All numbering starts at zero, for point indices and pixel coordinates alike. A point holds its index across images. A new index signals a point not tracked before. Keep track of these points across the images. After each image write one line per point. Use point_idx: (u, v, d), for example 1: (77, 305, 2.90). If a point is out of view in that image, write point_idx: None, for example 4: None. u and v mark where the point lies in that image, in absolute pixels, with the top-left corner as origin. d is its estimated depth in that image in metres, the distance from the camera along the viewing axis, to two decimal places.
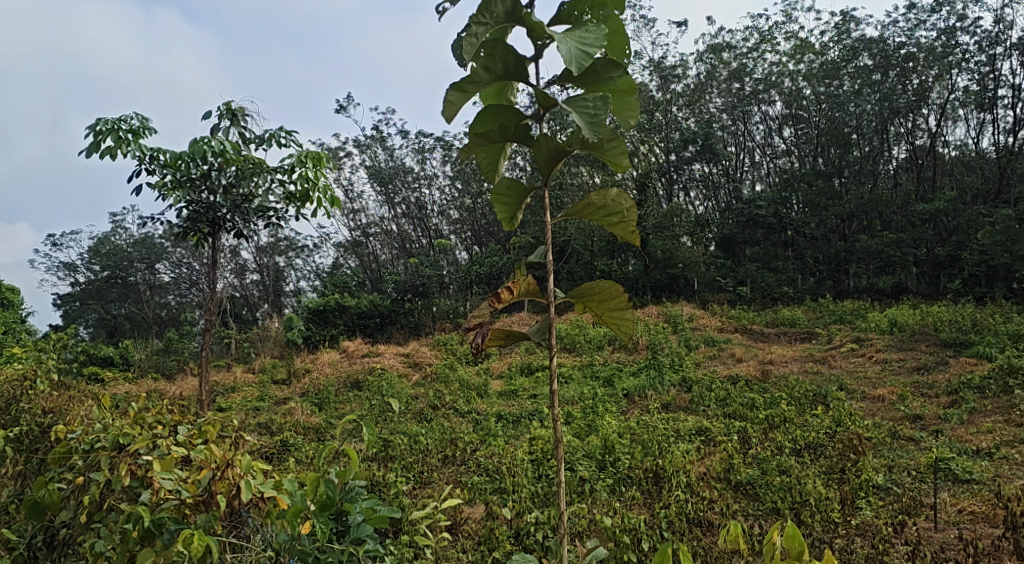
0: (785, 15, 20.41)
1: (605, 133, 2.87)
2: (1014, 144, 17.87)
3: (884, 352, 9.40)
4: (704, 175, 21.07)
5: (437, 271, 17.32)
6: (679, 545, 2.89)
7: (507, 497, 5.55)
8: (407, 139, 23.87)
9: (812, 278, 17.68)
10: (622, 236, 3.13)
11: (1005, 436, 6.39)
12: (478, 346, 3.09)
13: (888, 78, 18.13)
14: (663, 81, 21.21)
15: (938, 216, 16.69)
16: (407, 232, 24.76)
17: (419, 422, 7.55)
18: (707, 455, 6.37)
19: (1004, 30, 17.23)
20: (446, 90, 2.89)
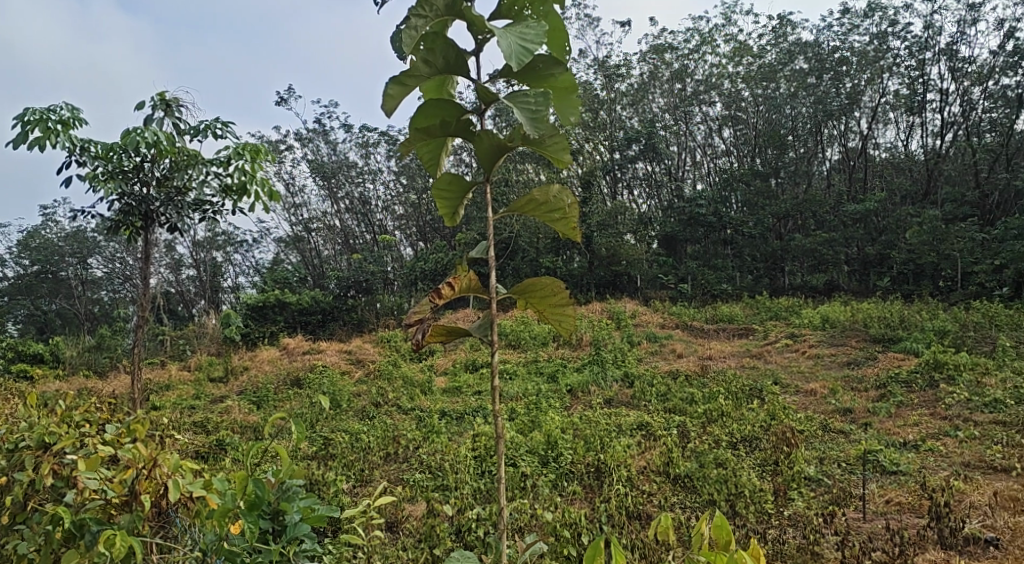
0: (724, 18, 20.72)
1: (546, 129, 2.89)
2: (941, 148, 18.58)
3: (817, 348, 9.67)
4: (647, 173, 21.35)
5: (381, 267, 17.19)
6: (608, 541, 3.01)
7: (450, 494, 5.57)
8: (351, 134, 23.63)
9: (751, 275, 18.12)
10: (564, 232, 3.16)
11: (930, 428, 6.64)
12: (419, 342, 3.12)
13: (823, 82, 18.60)
14: (607, 80, 21.17)
15: (869, 216, 17.23)
16: (351, 228, 24.46)
17: (361, 420, 7.46)
18: (648, 450, 6.47)
19: (933, 36, 17.85)
20: (386, 84, 2.90)
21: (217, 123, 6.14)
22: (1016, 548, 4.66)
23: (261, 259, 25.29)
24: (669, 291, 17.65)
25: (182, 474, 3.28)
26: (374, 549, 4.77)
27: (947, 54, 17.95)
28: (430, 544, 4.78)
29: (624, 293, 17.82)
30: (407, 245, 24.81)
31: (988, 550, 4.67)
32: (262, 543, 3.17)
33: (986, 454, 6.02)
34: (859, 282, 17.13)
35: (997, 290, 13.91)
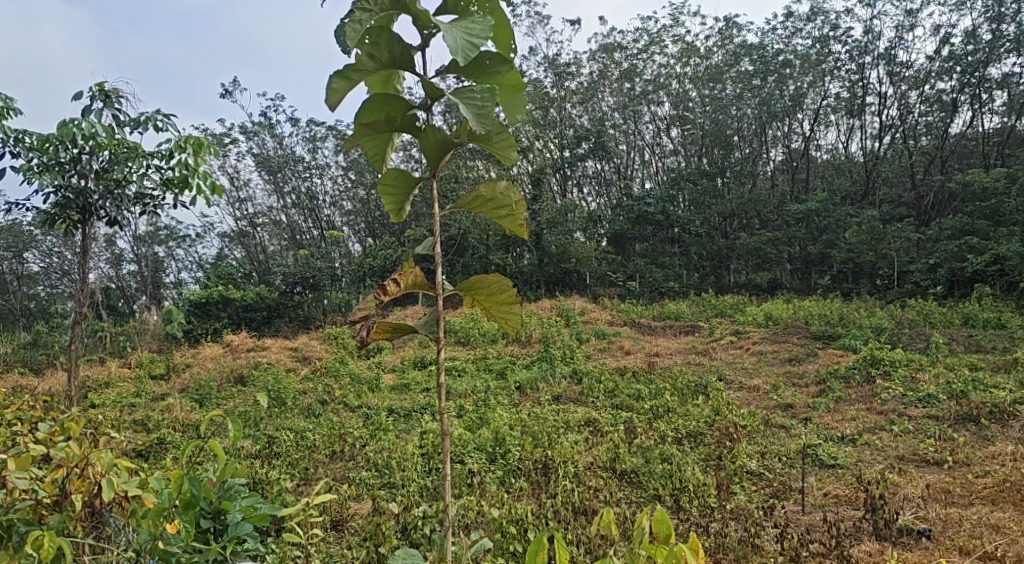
0: (673, 19, 20.95)
1: (493, 125, 2.88)
2: (879, 149, 18.97)
3: (760, 344, 9.85)
4: (597, 172, 21.61)
5: (328, 263, 17.05)
6: (552, 537, 3.29)
7: (396, 492, 5.56)
8: (298, 127, 23.32)
9: (697, 273, 18.45)
10: (510, 228, 3.18)
11: (867, 423, 6.83)
12: (364, 340, 3.11)
13: (767, 83, 19.07)
14: (557, 78, 21.35)
15: (811, 216, 17.64)
16: (297, 223, 24.15)
17: (307, 418, 7.40)
18: (595, 445, 6.51)
19: (873, 40, 18.41)
20: (330, 77, 2.86)
21: (158, 115, 6.00)
22: (945, 538, 4.82)
23: (204, 254, 25.06)
24: (618, 287, 17.83)
25: (117, 473, 3.25)
26: (315, 548, 4.69)
27: (886, 59, 18.47)
28: (377, 543, 4.70)
29: (573, 291, 17.92)
30: (356, 241, 24.61)
31: (920, 541, 4.82)
32: (201, 541, 3.13)
33: (919, 447, 6.22)
34: (801, 281, 17.56)
35: (931, 289, 14.45)
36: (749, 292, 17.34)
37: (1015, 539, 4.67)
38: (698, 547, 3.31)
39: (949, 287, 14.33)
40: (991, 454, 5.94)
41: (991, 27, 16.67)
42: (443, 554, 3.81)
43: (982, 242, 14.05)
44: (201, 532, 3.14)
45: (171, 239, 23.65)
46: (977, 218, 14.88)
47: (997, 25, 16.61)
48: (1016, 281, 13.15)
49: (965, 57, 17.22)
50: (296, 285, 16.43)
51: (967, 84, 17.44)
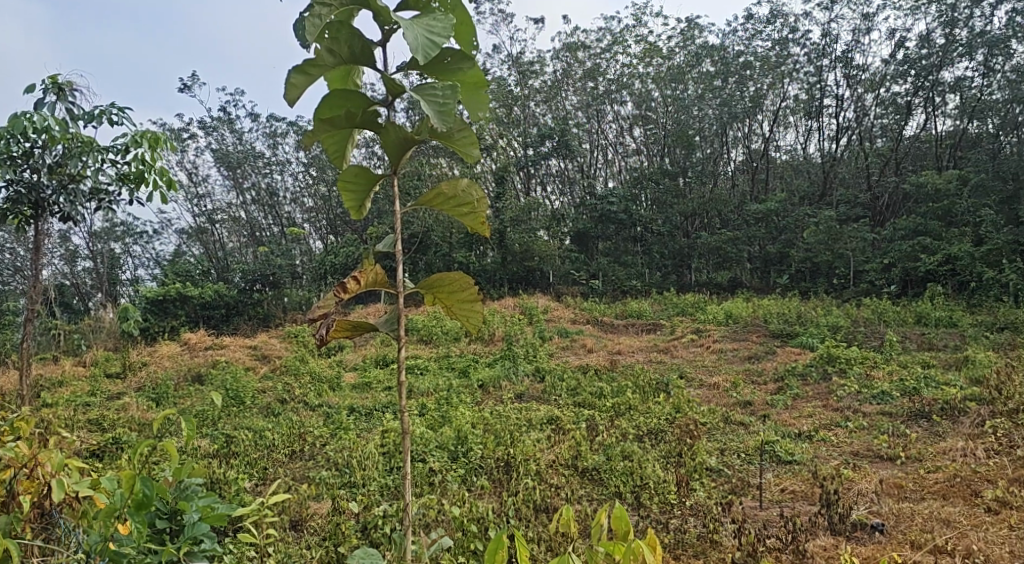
0: (635, 19, 21.06)
1: (455, 122, 2.88)
2: (835, 151, 19.52)
3: (720, 343, 9.95)
4: (561, 170, 21.67)
5: (288, 261, 17.01)
6: (512, 534, 3.35)
7: (357, 491, 5.51)
8: (258, 123, 23.07)
9: (659, 272, 18.61)
10: (472, 226, 3.18)
11: (823, 420, 6.95)
12: (323, 338, 3.08)
13: (728, 84, 19.44)
14: (521, 76, 21.46)
15: (770, 216, 17.93)
16: (257, 219, 24.02)
17: (266, 417, 7.32)
18: (557, 444, 6.52)
19: (831, 43, 18.67)
20: (287, 72, 2.82)
21: (112, 109, 5.88)
22: (898, 533, 4.92)
23: (162, 251, 24.78)
24: (581, 286, 17.93)
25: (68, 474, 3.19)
26: (273, 548, 4.62)
27: (843, 62, 18.73)
28: (336, 542, 4.68)
29: (537, 289, 17.95)
30: (317, 238, 24.43)
31: (873, 536, 4.92)
32: (157, 543, 3.10)
33: (873, 443, 6.34)
34: (761, 279, 17.80)
35: (886, 288, 14.79)
36: (711, 291, 17.55)
37: (963, 532, 4.79)
38: (654, 543, 3.42)
39: (903, 286, 14.68)
40: (942, 450, 6.07)
41: (945, 31, 16.83)
42: (403, 554, 3.81)
43: (934, 242, 14.45)
44: (157, 533, 3.11)
45: (127, 236, 23.29)
46: (930, 219, 15.27)
47: (950, 30, 16.72)
48: (967, 281, 13.53)
49: (919, 61, 17.40)
50: (256, 282, 16.43)
51: (920, 87, 17.64)
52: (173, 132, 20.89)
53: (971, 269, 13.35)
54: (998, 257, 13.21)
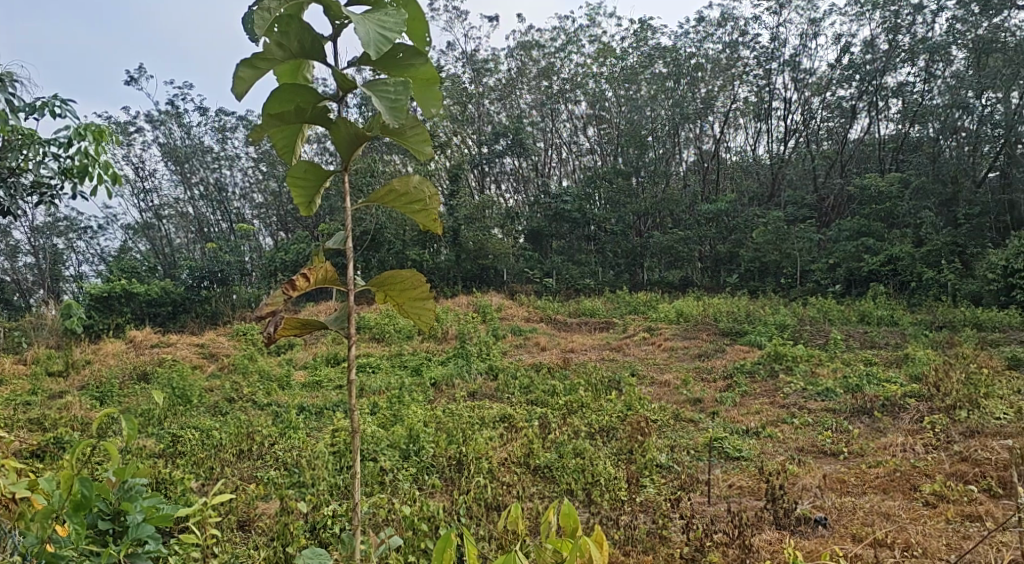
0: (589, 19, 21.20)
1: (407, 119, 2.86)
2: (783, 152, 19.92)
3: (671, 341, 10.08)
4: (515, 168, 21.68)
5: (237, 258, 16.73)
6: (459, 533, 3.38)
7: (305, 491, 5.43)
8: (206, 117, 22.68)
9: (612, 271, 18.74)
10: (424, 224, 3.17)
11: (770, 416, 7.08)
12: (271, 336, 3.04)
13: (680, 86, 19.66)
14: (475, 74, 21.69)
15: (721, 216, 18.20)
16: (204, 215, 23.46)
17: (213, 416, 7.20)
18: (510, 441, 6.54)
19: (779, 47, 19.14)
20: (236, 65, 2.79)
21: (55, 100, 5.71)
22: (840, 526, 5.04)
23: (107, 247, 24.15)
24: (535, 284, 18.00)
25: (4, 476, 3.07)
26: (219, 549, 4.60)
27: (791, 66, 19.24)
28: (283, 543, 4.59)
29: (490, 287, 18.05)
30: (266, 235, 24.11)
31: (817, 529, 5.02)
32: (100, 544, 3.01)
33: (817, 439, 6.49)
34: (711, 278, 18.09)
35: (831, 287, 15.20)
36: (663, 290, 17.77)
37: (903, 526, 4.93)
38: (601, 539, 3.46)
39: (847, 286, 15.16)
40: (882, 445, 6.23)
41: (888, 37, 17.39)
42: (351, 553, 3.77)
43: (877, 243, 14.95)
44: (99, 534, 3.02)
45: (71, 231, 22.64)
46: (873, 220, 15.76)
47: (893, 36, 17.29)
48: (907, 281, 14.17)
49: (864, 66, 17.92)
50: (204, 279, 15.93)
51: (865, 91, 18.18)
52: (118, 125, 20.35)
53: (910, 269, 14.00)
54: (936, 257, 13.92)
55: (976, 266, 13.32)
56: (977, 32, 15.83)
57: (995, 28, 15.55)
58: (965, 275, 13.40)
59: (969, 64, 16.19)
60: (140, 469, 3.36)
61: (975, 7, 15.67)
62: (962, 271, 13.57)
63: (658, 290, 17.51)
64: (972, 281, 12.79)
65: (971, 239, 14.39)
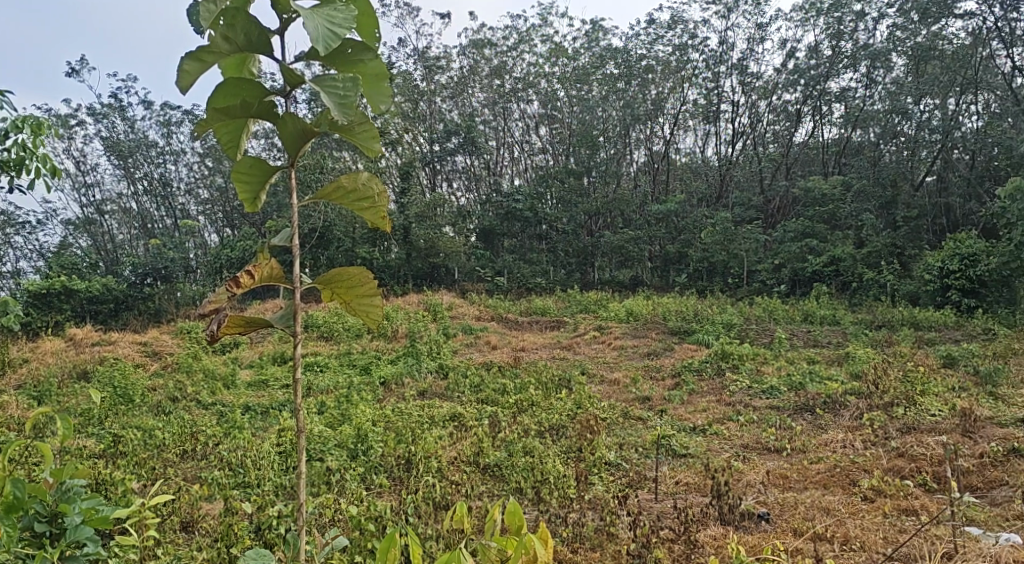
0: (541, 19, 21.29)
1: (355, 115, 2.82)
2: (732, 156, 20.06)
3: (621, 340, 10.18)
4: (467, 167, 21.65)
5: (182, 254, 16.36)
6: (404, 532, 3.36)
7: (250, 492, 5.32)
8: (151, 111, 22.19)
9: (564, 270, 18.85)
10: (373, 221, 3.12)
11: (716, 414, 7.19)
12: (214, 334, 2.95)
13: (631, 87, 19.87)
14: (427, 71, 21.54)
15: (670, 216, 18.43)
16: (149, 211, 23.08)
17: (156, 416, 7.05)
18: (460, 440, 6.52)
19: (727, 51, 19.48)
20: (180, 58, 2.71)
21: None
22: (782, 521, 5.15)
23: (47, 243, 23.40)
24: (486, 283, 17.99)
25: None
26: (160, 551, 4.47)
27: (738, 70, 19.55)
28: (227, 544, 4.49)
29: (441, 285, 18.02)
30: (213, 231, 23.69)
31: (760, 524, 5.12)
32: (34, 548, 2.93)
33: (762, 436, 6.60)
34: (661, 278, 18.33)
35: (777, 287, 15.59)
36: (613, 289, 17.93)
37: (842, 519, 5.05)
38: (547, 536, 3.46)
39: (791, 286, 15.60)
40: (823, 442, 6.39)
41: (832, 43, 17.85)
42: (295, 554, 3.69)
43: (820, 244, 15.36)
44: (35, 537, 2.93)
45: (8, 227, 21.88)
46: (817, 222, 16.20)
47: (837, 42, 17.70)
48: (848, 282, 14.58)
49: (808, 71, 18.38)
50: (148, 276, 15.77)
51: (809, 96, 18.64)
52: (58, 118, 19.76)
53: (852, 270, 14.45)
54: (877, 259, 14.38)
55: (913, 267, 13.79)
56: (917, 38, 16.12)
57: (934, 35, 15.73)
58: (903, 276, 13.84)
59: (909, 70, 16.69)
60: (78, 469, 3.26)
61: (915, 16, 15.87)
62: (900, 272, 14.03)
63: (609, 289, 17.67)
64: (910, 282, 13.19)
65: (910, 241, 14.75)
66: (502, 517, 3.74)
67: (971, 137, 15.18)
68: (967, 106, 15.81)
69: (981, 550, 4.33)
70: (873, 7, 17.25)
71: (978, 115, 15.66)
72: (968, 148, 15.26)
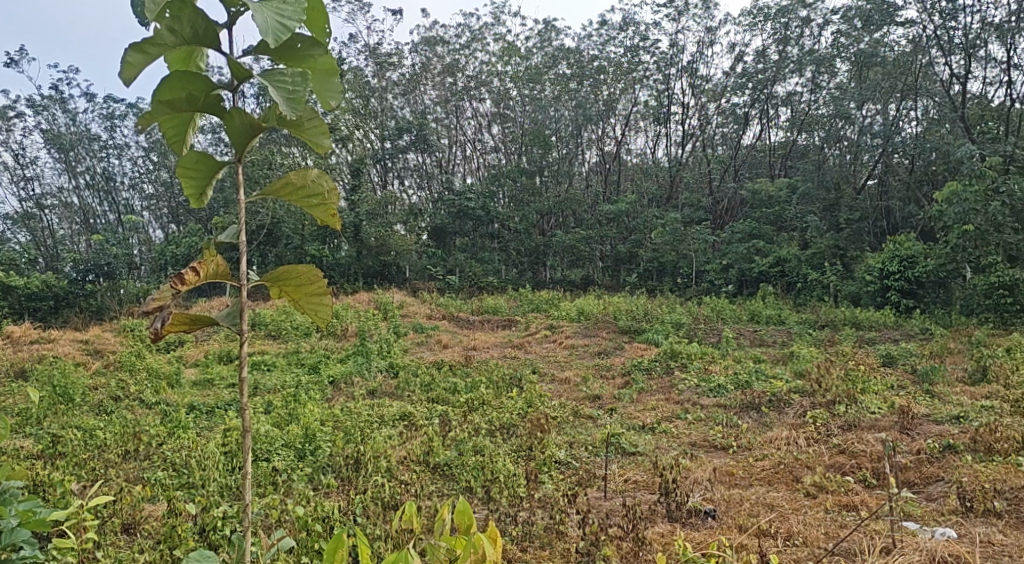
0: (494, 18, 21.29)
1: (304, 111, 2.77)
2: (681, 156, 20.51)
3: (572, 339, 10.24)
4: (418, 165, 21.57)
5: (126, 250, 15.97)
6: (351, 532, 3.32)
7: (194, 493, 5.20)
8: (93, 103, 21.64)
9: (516, 269, 18.90)
10: (322, 219, 3.07)
11: (665, 412, 7.28)
12: (157, 333, 2.86)
13: (583, 87, 19.92)
14: (378, 67, 21.35)
15: (622, 216, 18.59)
16: (91, 205, 22.56)
17: (97, 415, 6.86)
18: (409, 440, 6.47)
19: (677, 53, 19.69)
20: (124, 50, 2.65)
21: None
22: (728, 517, 5.21)
23: None
24: (438, 282, 17.88)
25: None
26: (100, 553, 4.34)
27: (688, 72, 19.83)
28: (170, 546, 4.36)
29: (392, 284, 17.90)
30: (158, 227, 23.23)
31: (706, 521, 5.18)
32: None
33: (709, 434, 6.71)
34: (612, 277, 18.47)
35: (725, 287, 15.88)
36: (564, 288, 18.03)
37: (785, 515, 5.15)
38: (495, 535, 3.45)
39: (739, 286, 15.90)
40: (768, 439, 6.50)
41: (779, 48, 18.26)
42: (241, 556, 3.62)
43: (767, 246, 15.69)
44: None
45: None
46: (763, 223, 16.54)
47: (783, 47, 18.18)
48: (794, 282, 14.92)
49: (756, 74, 18.69)
50: (89, 273, 15.29)
51: (757, 100, 18.98)
52: None
53: (797, 271, 14.79)
54: (820, 260, 14.71)
55: (855, 268, 14.15)
56: (859, 45, 16.45)
57: (875, 42, 16.05)
58: (846, 277, 14.19)
59: (852, 75, 17.11)
60: (15, 471, 3.21)
61: (857, 23, 16.37)
62: (843, 273, 14.38)
63: (561, 288, 17.76)
64: (852, 282, 13.51)
65: (852, 243, 15.11)
66: (450, 516, 3.73)
67: (911, 142, 15.38)
68: (907, 112, 16.60)
69: (916, 544, 4.45)
70: (818, 13, 17.63)
71: (918, 120, 16.47)
72: (908, 152, 15.40)
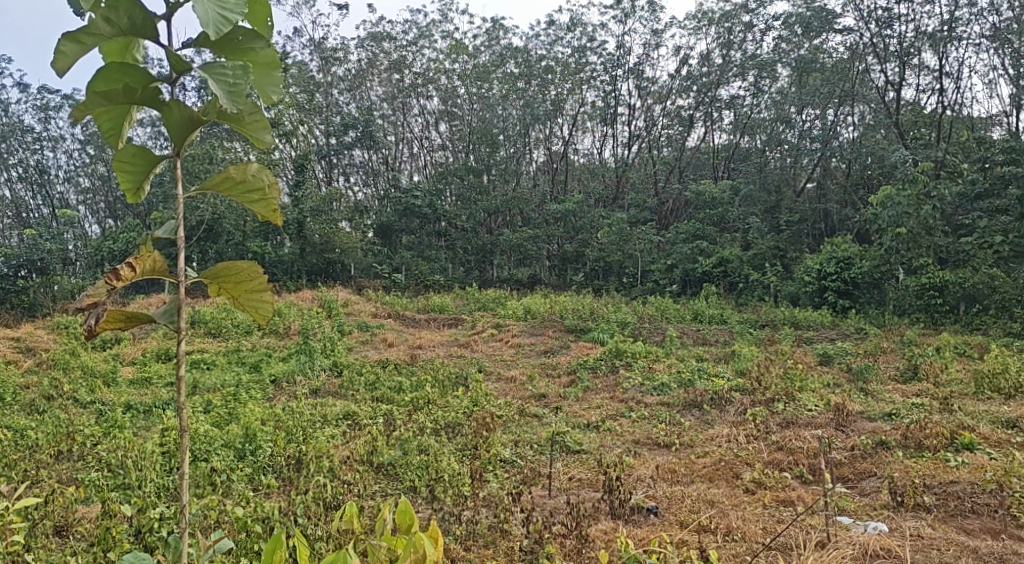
0: (441, 15, 21.12)
1: (245, 105, 2.71)
2: (627, 157, 20.75)
3: (518, 338, 10.27)
4: (365, 161, 21.37)
5: (60, 245, 15.49)
6: (289, 533, 3.26)
7: (130, 494, 5.04)
8: (26, 94, 20.95)
9: (462, 268, 18.87)
10: (263, 214, 3.00)
11: (609, 411, 7.34)
12: (91, 330, 2.75)
13: (531, 86, 19.99)
14: (324, 62, 21.38)
15: (569, 216, 18.67)
16: (23, 199, 21.85)
17: (28, 416, 6.64)
18: (352, 439, 6.41)
19: (624, 55, 19.89)
20: (57, 39, 2.56)
21: None
22: (669, 514, 5.27)
23: None
24: (384, 280, 17.76)
25: None
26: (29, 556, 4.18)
27: (635, 74, 20.02)
28: (104, 547, 4.23)
29: (337, 281, 17.68)
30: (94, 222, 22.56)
31: (648, 518, 5.24)
32: None
33: (652, 431, 6.78)
34: (558, 276, 18.58)
35: (669, 287, 16.11)
36: (510, 287, 18.06)
37: (724, 511, 5.23)
38: (438, 535, 3.41)
39: (683, 286, 16.14)
40: (709, 437, 6.61)
41: (722, 52, 18.69)
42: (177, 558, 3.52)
43: (710, 246, 15.94)
44: None
45: None
46: (707, 224, 16.79)
47: (727, 51, 18.66)
48: (736, 282, 15.21)
49: (700, 78, 19.25)
50: (21, 268, 14.87)
51: (701, 102, 19.47)
52: None
53: (739, 271, 15.06)
54: (761, 260, 15.01)
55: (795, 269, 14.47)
56: (797, 51, 17.41)
57: (815, 49, 16.73)
58: (786, 277, 14.51)
59: (791, 81, 17.77)
60: None
61: (798, 29, 16.96)
62: (783, 273, 14.71)
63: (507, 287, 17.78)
64: (791, 282, 13.81)
65: (791, 245, 15.48)
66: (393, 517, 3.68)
67: (848, 146, 15.96)
68: (845, 118, 16.89)
69: (849, 539, 4.54)
70: (759, 19, 18.01)
71: (854, 126, 16.76)
72: (845, 157, 15.89)
